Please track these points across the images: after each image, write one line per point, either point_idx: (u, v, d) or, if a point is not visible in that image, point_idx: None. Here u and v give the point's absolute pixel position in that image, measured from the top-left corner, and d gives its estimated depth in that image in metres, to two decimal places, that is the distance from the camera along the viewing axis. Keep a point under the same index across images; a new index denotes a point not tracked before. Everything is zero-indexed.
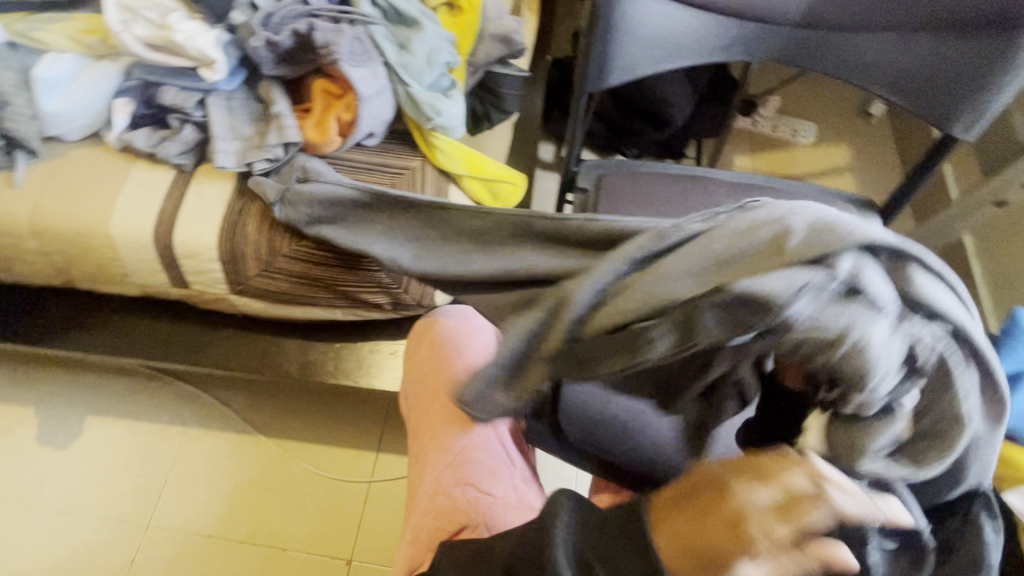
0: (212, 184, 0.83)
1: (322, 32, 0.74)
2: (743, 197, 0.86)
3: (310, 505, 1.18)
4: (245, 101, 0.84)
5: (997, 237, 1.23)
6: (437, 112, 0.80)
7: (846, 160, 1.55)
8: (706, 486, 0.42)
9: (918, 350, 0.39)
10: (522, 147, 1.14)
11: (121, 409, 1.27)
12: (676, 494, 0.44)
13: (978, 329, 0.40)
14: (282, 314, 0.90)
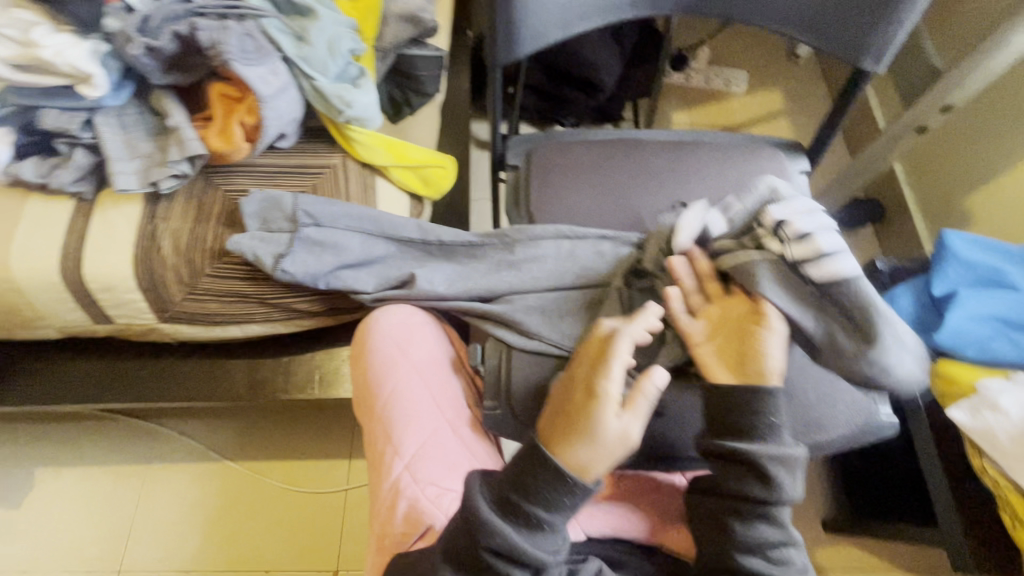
0: (117, 210, 0.78)
1: (206, 31, 0.69)
2: (673, 153, 0.85)
3: (288, 524, 1.13)
4: (138, 116, 0.78)
5: (925, 163, 1.26)
6: (348, 104, 0.76)
7: (779, 104, 1.56)
8: (565, 401, 0.58)
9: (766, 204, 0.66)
10: (452, 129, 1.10)
11: (71, 457, 1.20)
12: (551, 423, 0.58)
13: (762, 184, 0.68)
14: (218, 336, 0.84)
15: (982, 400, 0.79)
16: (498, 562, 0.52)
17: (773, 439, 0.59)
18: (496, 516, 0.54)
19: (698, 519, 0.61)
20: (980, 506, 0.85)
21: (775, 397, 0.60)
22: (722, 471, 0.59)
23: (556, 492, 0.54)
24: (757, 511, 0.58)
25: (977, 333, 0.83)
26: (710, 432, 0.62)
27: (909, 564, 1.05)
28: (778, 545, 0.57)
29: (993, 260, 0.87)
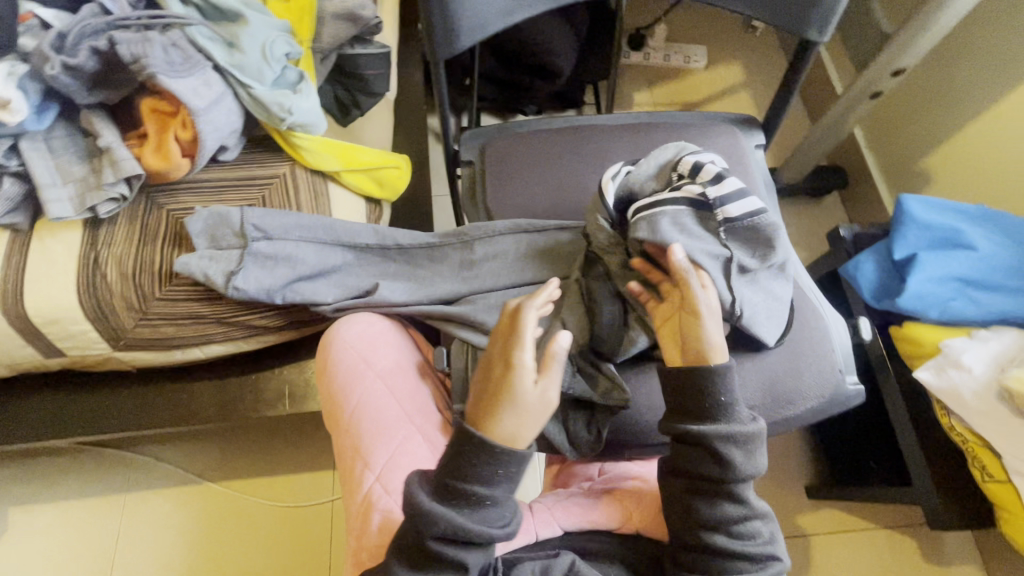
0: (56, 239, 0.74)
1: (127, 45, 0.67)
2: (627, 135, 0.84)
3: (274, 543, 1.06)
4: (68, 139, 0.75)
5: (884, 125, 1.27)
6: (288, 111, 0.75)
7: (739, 77, 1.56)
8: (482, 378, 0.56)
9: (679, 172, 0.66)
10: (408, 126, 1.07)
11: (34, 494, 1.10)
12: (474, 404, 0.56)
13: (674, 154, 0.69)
14: (178, 360, 0.81)
15: (946, 359, 0.81)
16: (445, 546, 0.53)
17: (728, 417, 0.59)
18: (434, 503, 0.54)
19: (665, 498, 0.62)
20: (952, 463, 0.86)
21: (723, 374, 0.58)
22: (681, 452, 0.60)
23: (489, 468, 0.53)
24: (716, 488, 0.58)
25: (937, 295, 0.84)
26: (670, 416, 0.61)
27: (890, 523, 1.08)
28: (741, 520, 0.58)
29: (949, 220, 0.88)
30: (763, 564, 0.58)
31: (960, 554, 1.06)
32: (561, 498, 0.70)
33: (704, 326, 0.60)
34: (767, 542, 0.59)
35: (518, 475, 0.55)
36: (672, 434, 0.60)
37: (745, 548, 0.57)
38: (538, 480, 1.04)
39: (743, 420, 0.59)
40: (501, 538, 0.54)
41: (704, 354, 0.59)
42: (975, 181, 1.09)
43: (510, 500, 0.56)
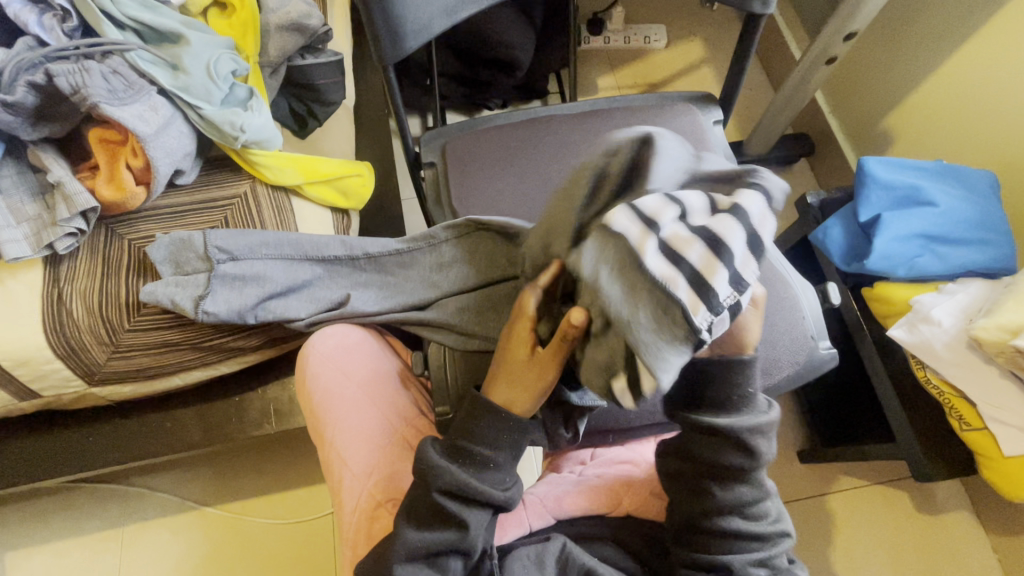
0: (18, 279, 0.73)
1: (65, 76, 0.67)
2: (586, 122, 0.84)
3: (280, 560, 1.06)
4: (18, 177, 0.74)
5: (844, 89, 1.28)
6: (241, 129, 0.75)
7: (700, 53, 1.56)
8: (501, 341, 0.57)
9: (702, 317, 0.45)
10: (370, 131, 1.06)
11: (32, 535, 1.08)
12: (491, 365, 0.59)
13: (643, 297, 0.45)
14: (157, 390, 0.80)
15: (917, 315, 0.83)
16: (451, 502, 0.55)
17: (749, 407, 0.58)
18: (444, 460, 0.56)
19: (676, 483, 0.60)
20: (933, 415, 0.88)
21: (750, 366, 0.56)
22: (702, 444, 0.58)
23: (495, 431, 0.56)
24: (732, 474, 0.57)
25: (904, 253, 0.85)
26: (683, 405, 0.59)
27: (882, 479, 1.10)
28: (754, 503, 0.58)
29: (911, 179, 0.90)
30: (772, 542, 0.58)
31: (952, 502, 1.08)
32: (552, 488, 0.69)
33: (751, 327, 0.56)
34: (775, 520, 0.59)
35: (520, 443, 0.58)
36: (690, 424, 0.58)
37: (758, 528, 0.58)
38: (534, 472, 1.04)
39: (762, 408, 0.58)
40: (501, 501, 0.56)
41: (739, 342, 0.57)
42: (936, 138, 1.10)
43: (512, 467, 0.58)
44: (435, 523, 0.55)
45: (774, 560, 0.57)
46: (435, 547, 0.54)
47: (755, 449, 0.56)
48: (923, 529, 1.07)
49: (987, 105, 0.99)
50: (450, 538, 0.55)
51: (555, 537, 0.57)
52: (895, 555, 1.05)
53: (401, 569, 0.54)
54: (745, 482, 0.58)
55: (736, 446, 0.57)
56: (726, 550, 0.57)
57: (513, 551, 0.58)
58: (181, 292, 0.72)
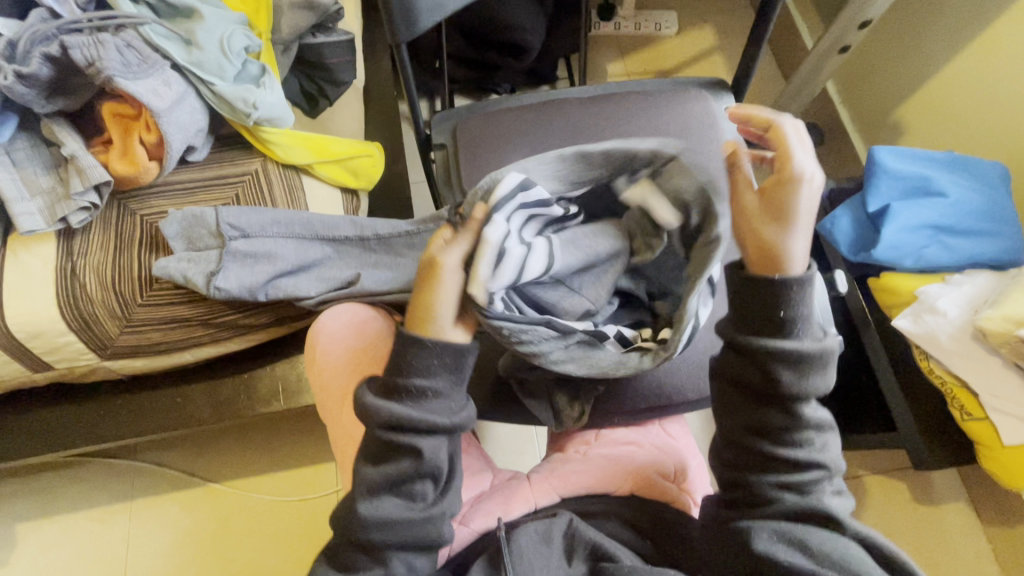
0: (30, 252, 0.74)
1: (79, 49, 0.67)
2: (597, 106, 0.84)
3: (285, 534, 1.08)
4: (31, 150, 0.74)
5: (856, 79, 1.27)
6: (253, 106, 0.75)
7: (711, 41, 1.54)
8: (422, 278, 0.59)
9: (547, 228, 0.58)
10: (379, 113, 1.06)
11: (43, 507, 1.10)
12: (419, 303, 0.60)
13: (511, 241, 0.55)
14: (167, 365, 0.81)
15: (922, 305, 0.83)
16: (397, 434, 0.54)
17: (792, 335, 0.54)
18: (379, 400, 0.55)
19: (722, 404, 0.58)
20: (934, 404, 0.89)
21: (800, 285, 0.53)
22: (740, 367, 0.56)
23: (426, 359, 0.55)
24: (775, 397, 0.54)
25: (912, 243, 0.86)
26: (732, 327, 0.56)
27: (880, 468, 1.11)
28: (792, 429, 0.54)
29: (921, 169, 0.90)
30: (811, 471, 0.54)
31: (949, 492, 1.10)
32: (557, 466, 0.70)
33: (772, 238, 0.54)
34: (818, 449, 0.55)
35: (458, 365, 0.56)
36: (734, 343, 0.56)
37: (793, 455, 0.54)
38: (536, 455, 1.05)
39: (809, 339, 0.54)
40: (448, 425, 0.54)
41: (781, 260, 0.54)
42: (947, 129, 1.09)
43: (457, 393, 0.56)
44: (388, 455, 0.54)
45: (807, 488, 0.54)
46: (395, 478, 0.53)
47: (795, 376, 0.53)
48: (919, 517, 1.08)
49: (998, 98, 0.99)
50: (404, 466, 0.54)
51: (561, 514, 0.58)
52: (890, 540, 1.06)
53: (366, 506, 0.53)
54: (784, 410, 0.54)
55: (773, 371, 0.53)
56: (758, 470, 0.55)
57: (519, 527, 0.57)
58: (190, 260, 0.73)
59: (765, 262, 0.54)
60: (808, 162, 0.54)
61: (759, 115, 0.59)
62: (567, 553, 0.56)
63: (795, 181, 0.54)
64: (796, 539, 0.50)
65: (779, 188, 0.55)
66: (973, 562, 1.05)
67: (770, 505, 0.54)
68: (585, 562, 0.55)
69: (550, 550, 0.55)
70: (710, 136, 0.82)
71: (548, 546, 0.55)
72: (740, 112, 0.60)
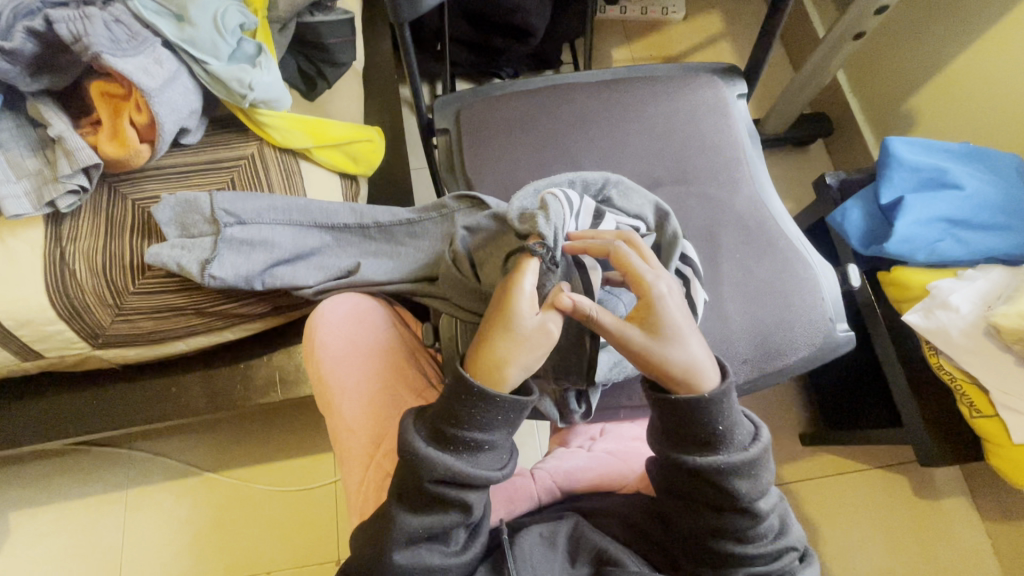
0: (17, 237, 0.71)
1: (64, 23, 0.65)
2: (604, 92, 0.81)
3: (282, 524, 1.07)
4: (16, 130, 0.71)
5: (868, 67, 1.24)
6: (249, 87, 0.72)
7: (719, 26, 1.50)
8: (489, 316, 0.53)
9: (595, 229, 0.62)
10: (379, 96, 1.02)
11: (36, 496, 1.08)
12: (474, 344, 0.54)
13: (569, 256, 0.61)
14: (161, 355, 0.79)
15: (934, 301, 0.81)
16: (447, 489, 0.52)
17: (728, 444, 0.53)
18: (432, 450, 0.52)
19: (672, 515, 0.56)
20: (941, 400, 0.88)
21: (725, 397, 0.52)
22: (682, 478, 0.54)
23: (488, 415, 0.51)
24: (725, 502, 0.53)
25: (925, 237, 0.84)
26: (664, 441, 0.55)
27: (882, 463, 1.11)
28: (751, 527, 0.53)
29: (935, 160, 0.88)
30: (779, 557, 0.54)
31: (950, 488, 1.09)
32: (562, 462, 0.69)
33: (682, 357, 0.51)
34: (778, 534, 0.55)
35: (517, 420, 0.53)
36: (671, 458, 0.54)
37: (755, 550, 0.53)
38: (537, 447, 1.04)
39: (743, 442, 0.53)
40: (497, 479, 0.53)
41: (693, 377, 0.52)
42: (959, 120, 1.07)
43: (508, 444, 0.55)
44: (432, 506, 0.53)
45: (778, 571, 0.54)
46: (435, 528, 0.53)
47: (740, 477, 0.52)
48: (919, 512, 1.08)
49: (1015, 89, 0.96)
50: (450, 518, 0.53)
51: (566, 518, 0.56)
52: (890, 535, 1.06)
53: (402, 553, 0.52)
54: (738, 513, 0.53)
55: (717, 481, 0.52)
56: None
57: (523, 529, 0.57)
58: (192, 260, 0.70)
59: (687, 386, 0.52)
60: (658, 279, 0.52)
61: (592, 244, 0.56)
62: (571, 556, 0.54)
63: (656, 300, 0.52)
64: None
65: (648, 311, 0.52)
66: (972, 558, 1.05)
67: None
68: (589, 565, 0.53)
69: (552, 555, 0.54)
70: (721, 124, 0.79)
71: (551, 550, 0.54)
72: (579, 245, 0.57)
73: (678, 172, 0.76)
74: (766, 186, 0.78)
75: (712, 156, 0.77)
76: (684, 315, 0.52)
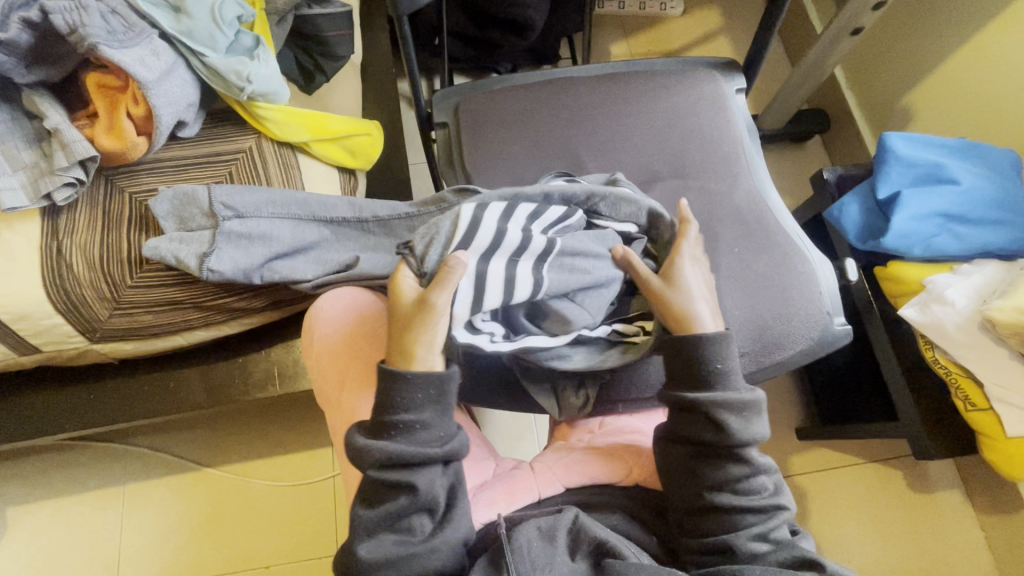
0: (13, 230, 0.70)
1: (60, 14, 0.64)
2: (604, 86, 0.81)
3: (280, 519, 1.07)
4: (12, 123, 0.71)
5: (866, 63, 1.24)
6: (247, 79, 0.72)
7: (718, 22, 1.50)
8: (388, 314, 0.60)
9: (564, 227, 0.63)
10: (378, 90, 1.02)
11: (33, 491, 1.08)
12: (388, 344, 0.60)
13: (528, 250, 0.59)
14: (158, 349, 0.78)
15: (930, 295, 0.82)
16: (392, 472, 0.54)
17: (725, 386, 0.58)
18: (371, 441, 0.56)
19: (672, 472, 0.59)
20: (936, 394, 0.88)
21: (721, 340, 0.59)
22: (685, 424, 0.58)
23: (409, 393, 0.56)
24: (723, 449, 0.57)
25: (922, 231, 0.84)
26: (669, 385, 0.60)
27: (877, 456, 1.12)
28: (746, 478, 0.57)
29: (932, 156, 0.88)
30: (769, 515, 0.56)
31: (943, 481, 1.10)
32: (561, 456, 0.69)
33: (685, 302, 0.61)
34: (771, 494, 0.58)
35: (442, 395, 0.57)
36: (676, 398, 0.59)
37: (750, 503, 0.56)
38: (535, 441, 1.05)
39: (740, 388, 0.59)
40: (441, 454, 0.55)
41: (691, 322, 0.60)
42: (955, 116, 1.07)
43: (444, 421, 0.57)
44: (385, 494, 0.54)
45: (775, 535, 0.55)
46: (391, 515, 0.54)
47: (738, 420, 0.57)
48: (913, 505, 1.09)
49: (1011, 86, 0.97)
50: (403, 501, 0.54)
51: (566, 510, 0.56)
52: (883, 528, 1.07)
53: (364, 547, 0.53)
54: (735, 460, 0.57)
55: (717, 423, 0.57)
56: (720, 528, 0.55)
57: (520, 525, 0.56)
58: (185, 256, 0.70)
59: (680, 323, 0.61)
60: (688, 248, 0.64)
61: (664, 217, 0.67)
62: (571, 548, 0.54)
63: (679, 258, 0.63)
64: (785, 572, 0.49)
65: (669, 264, 0.63)
66: (964, 551, 1.06)
67: (745, 558, 0.54)
68: (588, 558, 0.53)
69: (552, 548, 0.53)
70: (721, 118, 0.79)
71: (551, 542, 0.54)
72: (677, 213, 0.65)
73: (677, 167, 0.77)
74: (764, 180, 0.79)
75: (711, 150, 0.77)
76: (697, 280, 0.62)
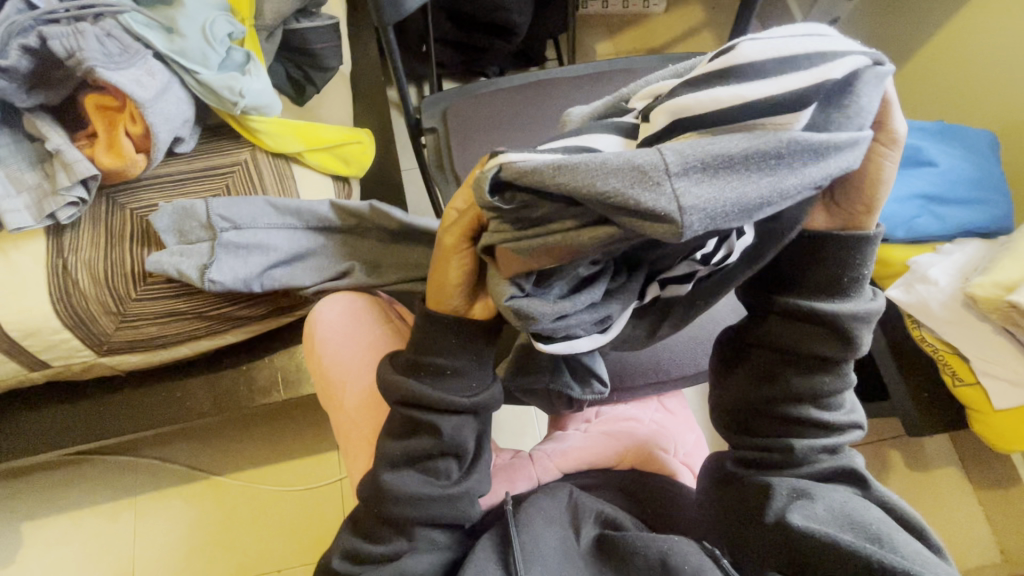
0: (19, 250, 0.73)
1: (57, 40, 0.66)
2: (586, 85, 0.83)
3: (291, 522, 1.09)
4: (14, 146, 0.73)
5: None
6: (240, 94, 0.74)
7: (700, 16, 1.52)
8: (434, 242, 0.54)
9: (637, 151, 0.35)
10: (368, 99, 1.04)
11: (48, 505, 1.10)
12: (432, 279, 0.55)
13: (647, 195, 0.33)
14: (164, 361, 0.81)
15: (914, 275, 0.85)
16: (417, 411, 0.56)
17: (854, 292, 0.50)
18: (402, 376, 0.57)
19: (756, 376, 0.56)
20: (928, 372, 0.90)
21: (872, 246, 0.48)
22: (784, 327, 0.53)
23: (443, 341, 0.55)
24: (822, 361, 0.53)
25: (904, 213, 0.86)
26: (772, 284, 0.53)
27: (874, 437, 1.14)
28: (834, 391, 0.54)
29: (911, 139, 0.90)
30: (843, 432, 0.55)
31: (941, 458, 1.12)
32: (557, 446, 0.72)
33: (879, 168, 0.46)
34: (846, 409, 0.56)
35: (477, 347, 0.55)
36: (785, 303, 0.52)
37: (829, 416, 0.54)
38: (537, 436, 1.06)
39: (866, 294, 0.52)
40: (466, 406, 0.56)
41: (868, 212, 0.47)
42: (935, 99, 1.09)
43: (480, 371, 0.57)
44: (410, 432, 0.57)
45: (840, 447, 0.55)
46: (414, 453, 0.56)
47: (852, 334, 0.51)
48: (913, 483, 1.10)
49: (984, 69, 0.99)
50: (426, 442, 0.56)
51: (561, 487, 0.60)
52: None
53: (390, 477, 0.56)
54: (834, 368, 0.53)
55: (835, 332, 0.51)
56: (788, 432, 0.55)
57: (526, 502, 0.57)
58: (185, 268, 0.72)
59: (843, 216, 0.48)
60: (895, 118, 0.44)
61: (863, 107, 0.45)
62: (573, 522, 0.56)
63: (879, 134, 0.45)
64: (811, 496, 0.51)
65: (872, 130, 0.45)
66: (964, 526, 1.08)
67: (802, 467, 0.54)
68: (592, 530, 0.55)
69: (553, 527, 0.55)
70: None
71: (552, 512, 0.56)
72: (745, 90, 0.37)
73: None
74: None
75: None
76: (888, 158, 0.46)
